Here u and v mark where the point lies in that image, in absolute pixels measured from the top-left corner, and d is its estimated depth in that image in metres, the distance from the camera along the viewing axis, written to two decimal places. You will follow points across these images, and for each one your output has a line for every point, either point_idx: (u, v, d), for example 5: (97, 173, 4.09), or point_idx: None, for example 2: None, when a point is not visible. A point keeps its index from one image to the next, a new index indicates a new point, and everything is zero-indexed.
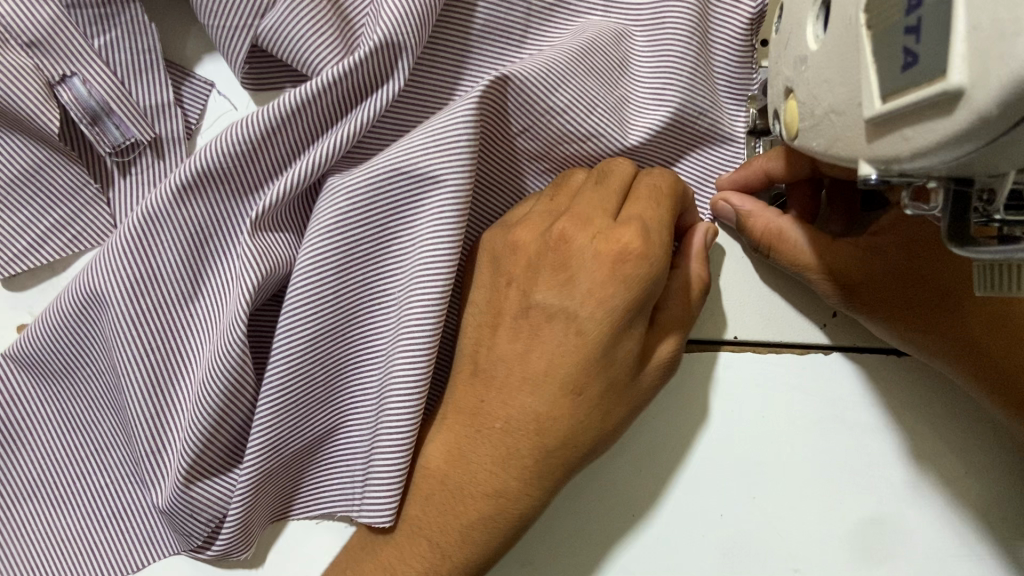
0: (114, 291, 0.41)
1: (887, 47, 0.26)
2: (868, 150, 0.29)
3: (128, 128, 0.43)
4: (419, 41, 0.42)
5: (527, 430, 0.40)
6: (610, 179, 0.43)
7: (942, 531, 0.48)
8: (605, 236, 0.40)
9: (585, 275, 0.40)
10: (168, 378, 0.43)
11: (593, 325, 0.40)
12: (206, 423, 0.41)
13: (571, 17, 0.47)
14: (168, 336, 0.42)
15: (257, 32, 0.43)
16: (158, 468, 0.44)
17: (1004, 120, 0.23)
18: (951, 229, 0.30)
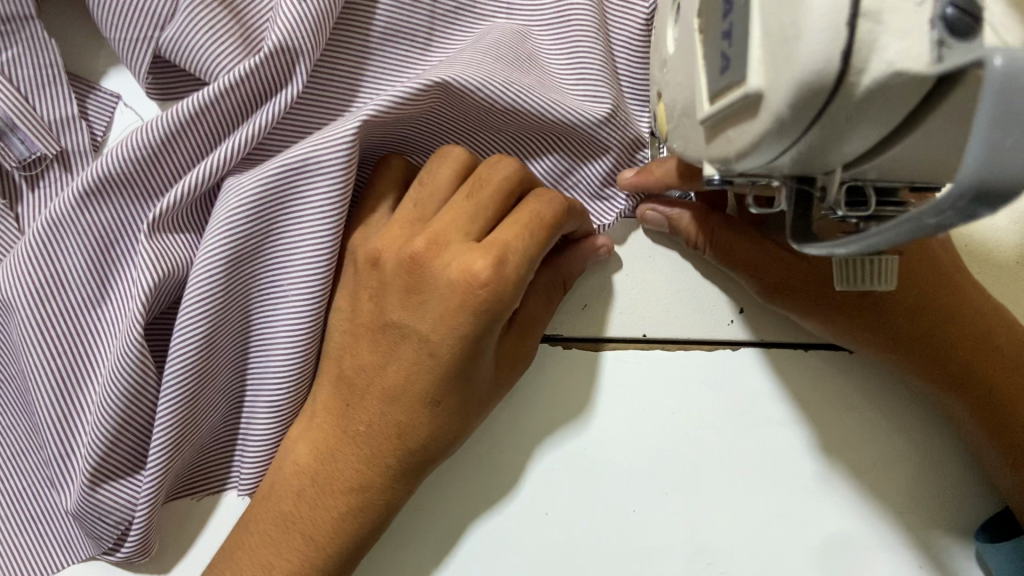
0: (19, 298, 0.41)
1: (711, 51, 0.27)
2: (708, 151, 0.29)
3: (33, 142, 0.43)
4: (317, 47, 0.43)
5: (384, 420, 0.41)
6: (482, 189, 0.41)
7: (853, 521, 0.49)
8: (462, 260, 0.39)
9: (435, 301, 0.39)
10: (75, 382, 0.43)
11: (445, 346, 0.39)
12: (110, 425, 0.42)
13: (476, 20, 0.47)
14: (75, 340, 0.43)
15: (158, 44, 0.43)
16: (68, 472, 0.44)
17: (800, 120, 0.24)
18: (795, 226, 0.31)
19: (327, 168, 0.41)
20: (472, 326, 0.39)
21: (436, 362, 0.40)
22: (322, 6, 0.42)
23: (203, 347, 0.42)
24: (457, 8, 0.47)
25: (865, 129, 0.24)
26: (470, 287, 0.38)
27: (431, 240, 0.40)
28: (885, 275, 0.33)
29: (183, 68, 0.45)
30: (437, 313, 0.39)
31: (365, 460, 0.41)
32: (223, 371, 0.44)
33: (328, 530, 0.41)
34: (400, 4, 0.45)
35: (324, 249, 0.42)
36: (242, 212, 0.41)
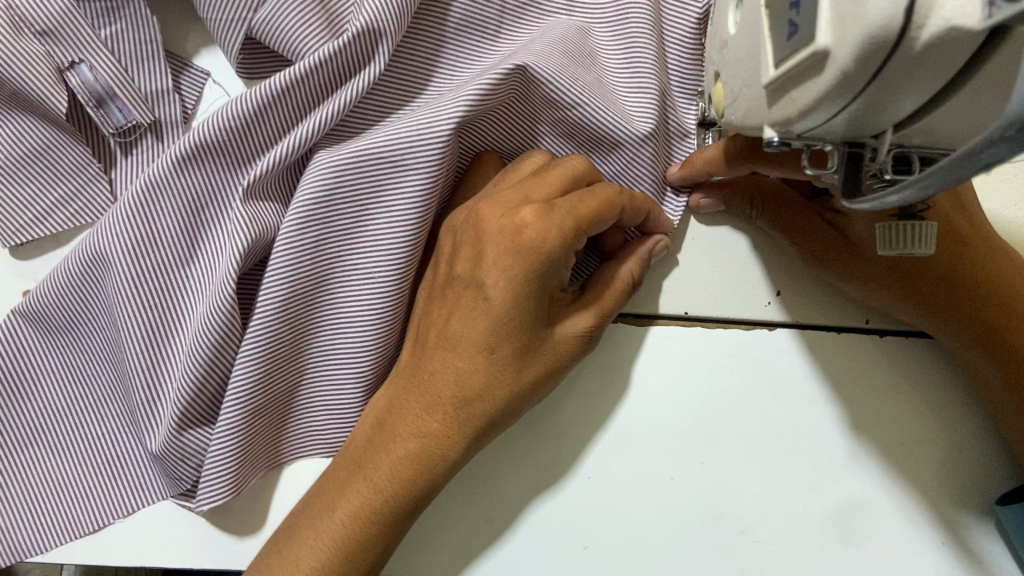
0: (117, 252, 0.45)
1: (778, 22, 0.31)
2: (770, 114, 0.33)
3: (130, 111, 0.47)
4: (399, 31, 0.46)
5: (447, 374, 0.43)
6: (551, 170, 0.44)
7: (882, 496, 0.51)
8: (512, 216, 0.42)
9: (491, 250, 0.42)
10: (164, 334, 0.47)
11: (498, 295, 0.42)
12: (196, 375, 0.45)
13: (540, 16, 0.51)
14: (164, 295, 0.46)
15: (251, 24, 0.47)
16: (150, 419, 0.47)
17: (861, 74, 0.27)
18: (845, 187, 0.34)
19: (413, 151, 0.45)
20: (520, 275, 0.42)
21: (492, 309, 0.42)
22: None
23: (285, 303, 0.45)
24: (524, 4, 0.50)
25: (918, 86, 0.27)
26: (519, 241, 0.41)
27: (493, 203, 0.43)
28: (924, 240, 0.36)
29: (271, 49, 0.48)
30: (493, 260, 0.42)
31: (427, 408, 0.43)
32: (307, 333, 0.47)
33: (390, 476, 0.42)
34: (474, 0, 0.49)
35: (405, 220, 0.45)
36: (327, 179, 0.44)
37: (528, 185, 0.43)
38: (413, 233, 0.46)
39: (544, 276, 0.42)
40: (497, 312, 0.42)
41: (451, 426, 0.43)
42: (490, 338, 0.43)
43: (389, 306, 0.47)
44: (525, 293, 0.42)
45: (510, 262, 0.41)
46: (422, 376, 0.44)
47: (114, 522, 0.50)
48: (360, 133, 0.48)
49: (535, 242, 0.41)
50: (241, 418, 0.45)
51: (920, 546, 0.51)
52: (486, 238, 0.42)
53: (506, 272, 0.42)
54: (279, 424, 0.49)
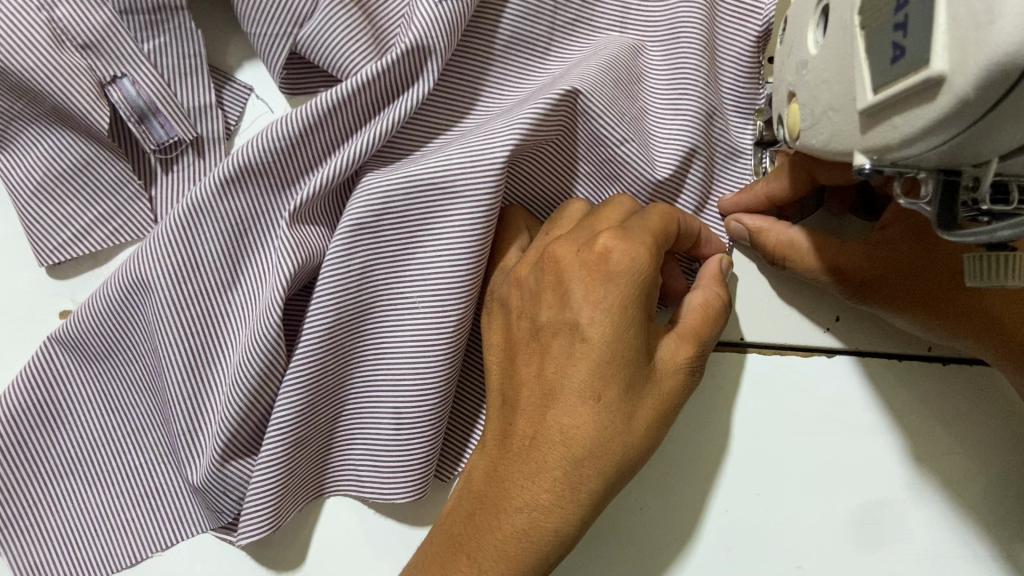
0: (160, 277, 0.44)
1: (879, 44, 0.29)
2: (863, 141, 0.31)
3: (172, 127, 0.46)
4: (451, 47, 0.44)
5: (552, 440, 0.38)
6: (604, 216, 0.43)
7: (945, 530, 0.49)
8: (590, 250, 0.40)
9: (575, 288, 0.39)
10: (207, 361, 0.45)
11: (597, 331, 0.38)
12: (241, 403, 0.44)
13: (592, 33, 0.49)
14: (208, 321, 0.45)
15: (296, 40, 0.45)
16: (193, 447, 0.46)
17: (980, 103, 0.25)
18: (940, 217, 0.32)
19: (466, 177, 0.43)
20: (619, 304, 0.39)
21: (592, 349, 0.38)
22: (460, 15, 0.44)
23: (327, 333, 0.43)
24: (575, 19, 0.49)
25: None
26: (604, 268, 0.39)
27: (551, 252, 0.41)
28: (1017, 271, 0.34)
29: (317, 65, 0.47)
30: (580, 296, 0.39)
31: (533, 476, 0.38)
32: (350, 367, 0.45)
33: (496, 556, 0.38)
34: (525, 15, 0.48)
35: (457, 251, 0.43)
36: (373, 202, 0.43)
37: (582, 232, 0.42)
38: (466, 267, 0.44)
39: (641, 304, 0.39)
40: (600, 350, 0.38)
41: (563, 495, 0.38)
42: (596, 382, 0.38)
43: (440, 348, 0.44)
44: (626, 324, 0.38)
45: (602, 293, 0.39)
46: (522, 446, 0.39)
47: (150, 556, 0.48)
48: (408, 154, 0.46)
49: (622, 264, 0.39)
50: (283, 452, 0.44)
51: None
52: (565, 282, 0.40)
53: (601, 301, 0.39)
54: (317, 463, 0.47)
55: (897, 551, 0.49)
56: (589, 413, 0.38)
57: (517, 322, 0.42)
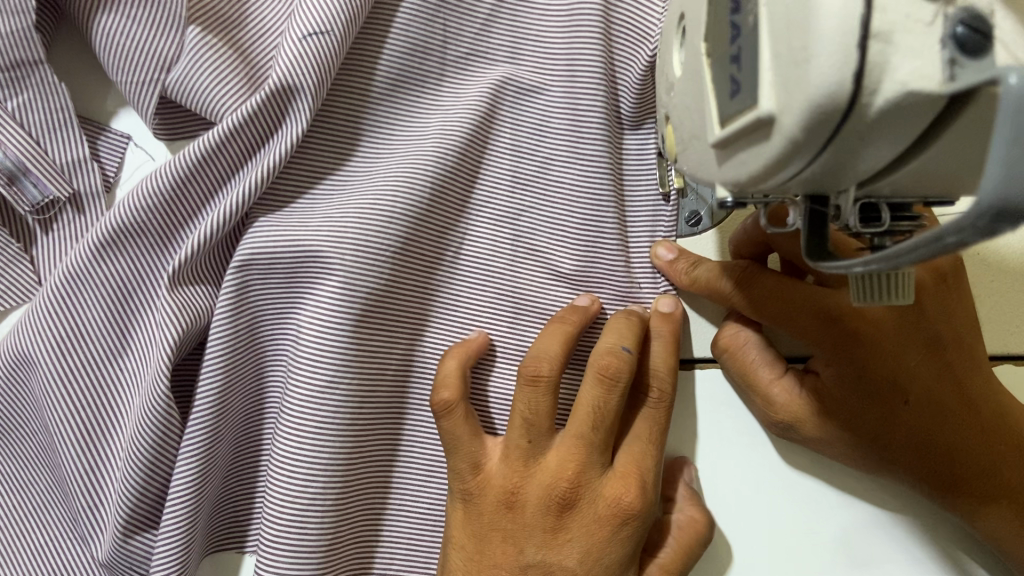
0: (40, 352, 0.42)
1: (720, 75, 0.27)
2: (720, 174, 0.29)
3: (45, 185, 0.44)
4: (327, 83, 0.43)
5: None
6: (600, 397, 0.42)
7: (886, 542, 0.47)
8: (613, 486, 0.42)
9: (581, 525, 0.42)
10: (102, 432, 0.44)
11: (605, 558, 0.42)
12: (139, 478, 0.42)
13: (488, 64, 0.47)
14: (98, 393, 0.43)
15: (164, 86, 0.44)
16: (97, 522, 0.44)
17: (813, 142, 0.24)
18: (809, 244, 0.30)
19: (343, 240, 0.42)
20: (620, 549, 0.42)
21: (599, 557, 0.42)
22: (330, 50, 0.42)
23: (213, 414, 0.43)
24: (468, 54, 0.47)
25: (880, 146, 0.24)
26: (621, 516, 0.42)
27: (573, 482, 0.42)
28: (901, 291, 0.33)
29: (190, 110, 0.45)
30: (586, 540, 0.42)
31: None
32: (235, 418, 0.45)
33: None
34: (408, 48, 0.46)
35: (332, 315, 0.42)
36: (252, 252, 0.43)
37: (584, 420, 0.42)
38: (340, 330, 0.42)
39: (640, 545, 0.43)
40: (608, 557, 0.42)
41: None
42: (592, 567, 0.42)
43: (327, 419, 0.43)
44: (627, 543, 0.42)
45: (627, 498, 0.42)
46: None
47: None
48: (292, 199, 0.45)
49: (638, 508, 0.42)
50: (184, 525, 0.42)
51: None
52: (588, 479, 0.42)
53: (630, 532, 0.42)
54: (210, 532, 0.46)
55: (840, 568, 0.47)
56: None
57: (512, 512, 0.43)
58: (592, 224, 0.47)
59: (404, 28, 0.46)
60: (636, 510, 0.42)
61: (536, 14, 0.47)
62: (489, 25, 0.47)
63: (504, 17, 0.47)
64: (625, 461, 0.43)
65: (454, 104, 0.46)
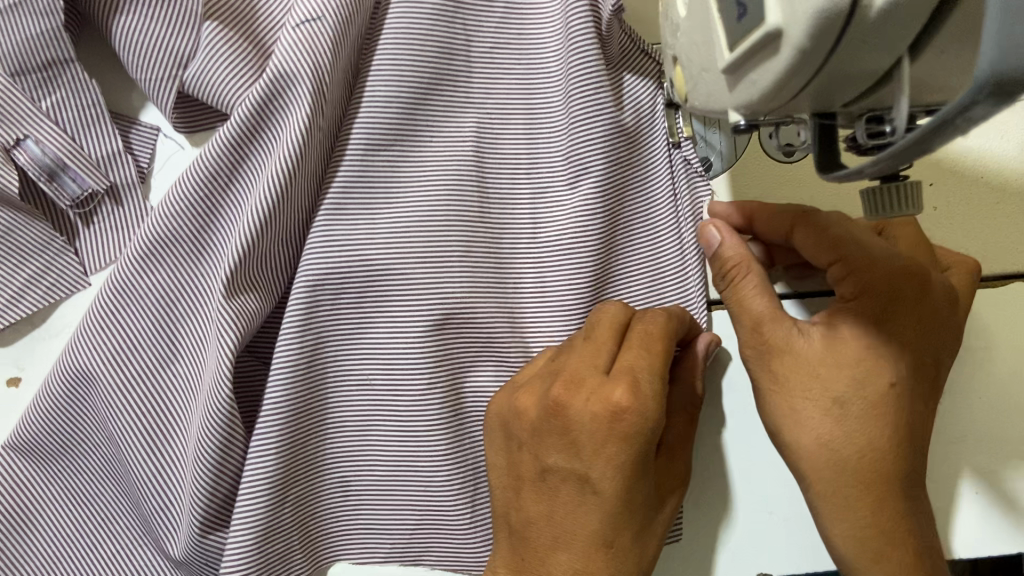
0: (99, 366, 0.45)
1: (724, 2, 0.29)
2: (733, 99, 0.31)
3: (84, 179, 0.46)
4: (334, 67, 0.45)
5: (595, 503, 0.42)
6: (597, 328, 0.44)
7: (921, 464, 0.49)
8: (598, 393, 0.41)
9: (586, 434, 0.41)
10: (165, 435, 0.46)
11: (614, 459, 0.41)
12: (208, 473, 0.44)
13: (499, 36, 0.49)
14: (156, 400, 0.46)
15: (182, 81, 0.46)
16: (168, 521, 0.46)
17: (820, 50, 0.25)
18: (821, 159, 0.32)
19: (399, 229, 0.46)
20: (632, 453, 0.41)
21: (612, 459, 0.41)
22: (325, 34, 0.44)
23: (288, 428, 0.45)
24: (487, 33, 0.49)
25: (882, 51, 0.26)
26: (617, 415, 0.41)
27: (568, 384, 0.42)
28: (912, 200, 0.34)
29: (206, 103, 0.47)
30: (592, 448, 0.41)
31: (558, 533, 0.43)
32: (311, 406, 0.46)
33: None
34: (423, 19, 0.47)
35: (408, 326, 0.46)
36: (323, 270, 0.45)
37: (585, 355, 0.43)
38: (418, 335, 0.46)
39: (650, 453, 0.41)
40: (620, 458, 0.41)
41: (592, 526, 0.42)
42: (610, 470, 0.41)
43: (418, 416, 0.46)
44: (623, 443, 0.41)
45: (621, 395, 0.41)
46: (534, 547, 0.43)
47: None
48: (320, 175, 0.46)
49: (626, 404, 0.41)
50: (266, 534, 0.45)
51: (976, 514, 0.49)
52: (586, 382, 0.42)
53: (621, 432, 0.41)
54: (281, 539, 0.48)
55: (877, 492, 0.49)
56: (594, 506, 0.42)
57: (534, 433, 0.43)
58: (607, 177, 0.49)
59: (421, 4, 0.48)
60: (629, 408, 0.40)
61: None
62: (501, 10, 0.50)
63: (514, 20, 0.50)
64: (626, 363, 0.42)
65: (485, 99, 0.49)
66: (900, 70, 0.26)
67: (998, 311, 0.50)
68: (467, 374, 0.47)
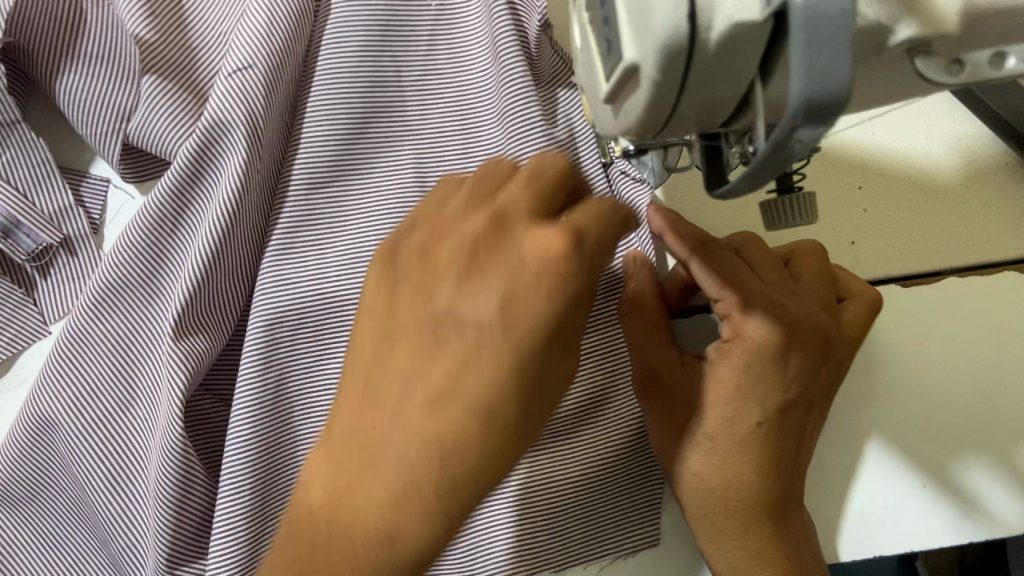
0: (61, 414, 0.47)
1: (597, 37, 0.31)
2: (619, 128, 0.33)
3: (38, 235, 0.48)
4: (265, 114, 0.46)
5: None
6: None
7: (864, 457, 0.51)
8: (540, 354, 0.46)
9: None
10: (127, 477, 0.47)
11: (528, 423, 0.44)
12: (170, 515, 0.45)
13: (432, 72, 0.51)
14: (117, 442, 0.47)
15: (126, 133, 0.48)
16: (137, 559, 0.48)
17: (673, 81, 0.27)
18: (709, 176, 0.34)
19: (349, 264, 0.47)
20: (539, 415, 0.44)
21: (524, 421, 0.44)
22: (257, 83, 0.46)
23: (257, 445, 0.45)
24: (420, 72, 0.51)
25: (733, 77, 0.27)
26: None
27: None
28: (804, 211, 0.36)
29: (151, 152, 0.49)
30: None
31: None
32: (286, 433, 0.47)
33: None
34: (356, 60, 0.49)
35: None
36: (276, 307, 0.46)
37: None
38: None
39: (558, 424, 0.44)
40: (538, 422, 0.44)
41: None
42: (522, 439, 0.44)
43: None
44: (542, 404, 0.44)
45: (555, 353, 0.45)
46: None
47: None
48: (263, 216, 0.48)
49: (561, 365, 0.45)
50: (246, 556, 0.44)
51: (921, 511, 0.50)
52: None
53: None
54: None
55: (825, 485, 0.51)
56: None
57: None
58: None
59: (352, 44, 0.49)
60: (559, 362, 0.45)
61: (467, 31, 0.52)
62: (431, 47, 0.51)
63: (442, 54, 0.51)
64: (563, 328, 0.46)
65: (421, 122, 0.50)
66: (754, 94, 0.28)
67: (926, 306, 0.53)
68: None
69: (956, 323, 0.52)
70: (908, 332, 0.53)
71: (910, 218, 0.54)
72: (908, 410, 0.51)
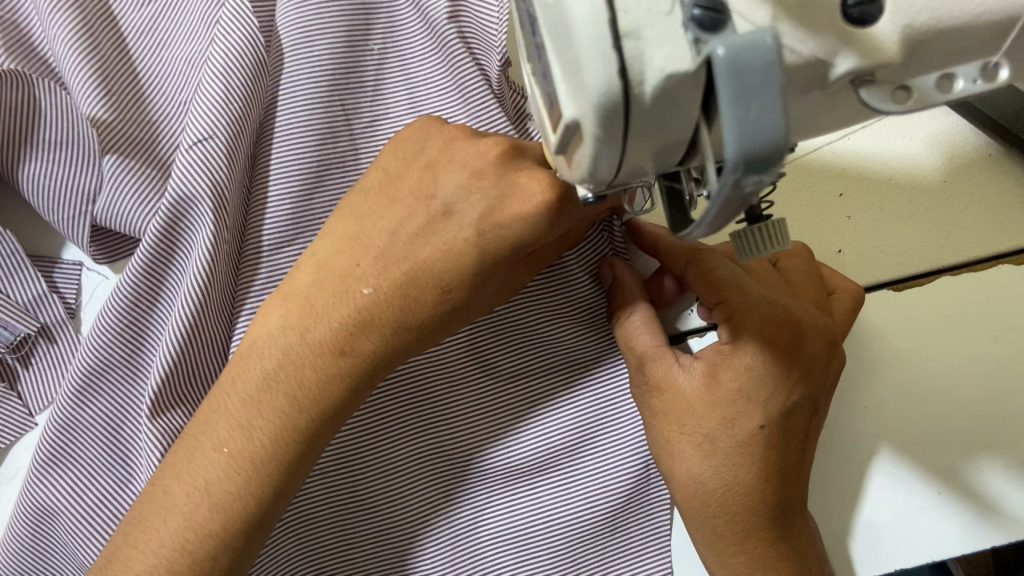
0: (59, 501, 0.46)
1: (540, 89, 0.30)
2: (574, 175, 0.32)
3: (15, 326, 0.47)
4: (229, 183, 0.46)
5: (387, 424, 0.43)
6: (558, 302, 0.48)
7: (881, 465, 0.50)
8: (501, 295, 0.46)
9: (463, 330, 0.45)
10: None
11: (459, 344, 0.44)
12: None
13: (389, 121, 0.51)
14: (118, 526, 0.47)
15: (93, 215, 0.48)
16: None
17: (615, 132, 0.26)
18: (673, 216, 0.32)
19: None
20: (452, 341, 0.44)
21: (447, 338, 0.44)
22: (218, 155, 0.45)
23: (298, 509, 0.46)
24: (373, 120, 0.51)
25: (678, 124, 0.26)
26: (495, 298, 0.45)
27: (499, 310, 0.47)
28: (778, 239, 0.35)
29: (118, 228, 0.48)
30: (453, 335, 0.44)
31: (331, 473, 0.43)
32: (323, 497, 0.46)
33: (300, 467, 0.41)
34: (313, 115, 0.49)
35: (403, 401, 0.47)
36: None
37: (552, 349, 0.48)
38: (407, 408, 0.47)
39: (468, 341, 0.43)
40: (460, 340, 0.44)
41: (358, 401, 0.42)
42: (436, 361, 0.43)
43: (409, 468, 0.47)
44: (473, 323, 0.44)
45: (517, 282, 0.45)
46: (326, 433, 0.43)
47: None
48: (240, 285, 0.47)
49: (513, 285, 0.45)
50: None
51: (941, 521, 0.49)
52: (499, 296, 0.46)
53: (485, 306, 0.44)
54: None
55: (841, 500, 0.50)
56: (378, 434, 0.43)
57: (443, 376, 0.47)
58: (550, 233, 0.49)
59: (308, 100, 0.49)
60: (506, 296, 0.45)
61: (422, 73, 0.51)
62: (380, 89, 0.51)
63: (395, 90, 0.51)
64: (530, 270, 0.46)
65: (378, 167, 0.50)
66: (701, 137, 0.26)
67: (924, 304, 0.52)
68: (458, 443, 0.48)
69: (954, 317, 0.52)
70: (907, 338, 0.51)
71: (895, 218, 0.53)
72: (914, 415, 0.50)
